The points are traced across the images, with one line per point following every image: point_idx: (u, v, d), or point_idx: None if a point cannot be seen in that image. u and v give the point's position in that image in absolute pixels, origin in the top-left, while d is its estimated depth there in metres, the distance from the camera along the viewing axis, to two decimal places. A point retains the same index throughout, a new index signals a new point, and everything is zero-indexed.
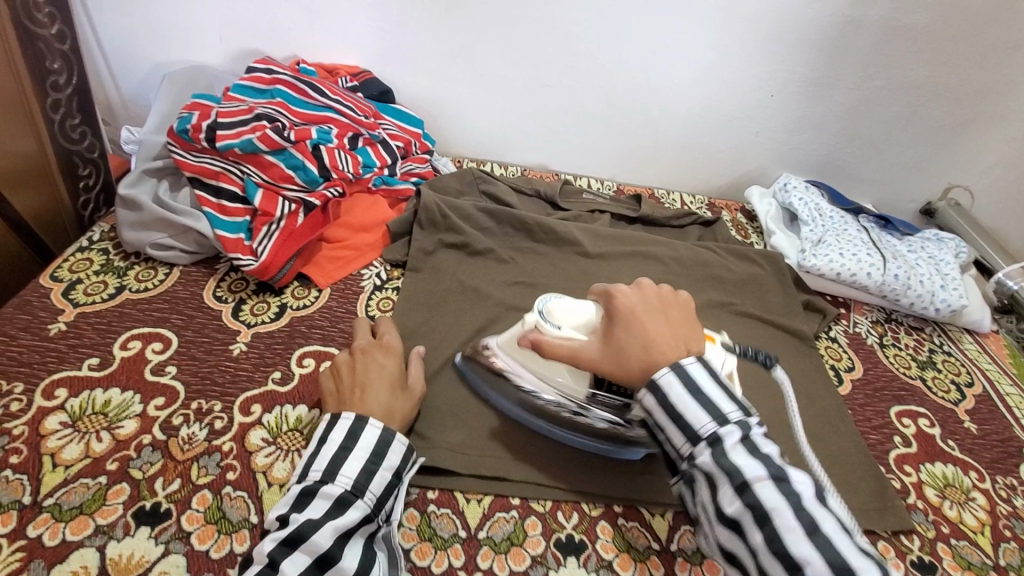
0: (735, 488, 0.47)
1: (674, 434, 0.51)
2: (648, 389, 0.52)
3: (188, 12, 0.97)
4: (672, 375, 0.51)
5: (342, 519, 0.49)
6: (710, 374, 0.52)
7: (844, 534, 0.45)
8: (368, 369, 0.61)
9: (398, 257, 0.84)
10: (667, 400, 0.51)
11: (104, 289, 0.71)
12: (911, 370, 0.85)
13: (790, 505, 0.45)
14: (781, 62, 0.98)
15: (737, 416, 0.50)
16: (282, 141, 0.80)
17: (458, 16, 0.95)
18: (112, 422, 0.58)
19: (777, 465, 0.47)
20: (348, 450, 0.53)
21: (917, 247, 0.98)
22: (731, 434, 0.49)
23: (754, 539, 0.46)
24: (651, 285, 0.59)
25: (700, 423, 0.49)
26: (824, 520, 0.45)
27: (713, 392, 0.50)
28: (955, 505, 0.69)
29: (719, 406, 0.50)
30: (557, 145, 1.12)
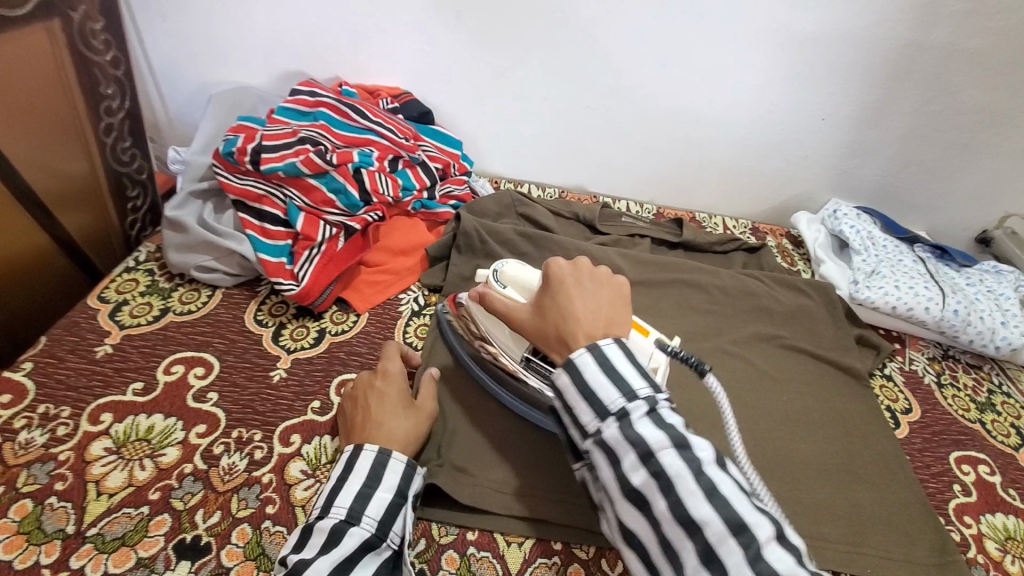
0: (639, 458, 0.43)
1: (582, 411, 0.47)
2: (563, 369, 0.48)
3: (236, 35, 0.99)
4: (588, 355, 0.48)
5: (338, 549, 0.48)
6: (625, 353, 0.48)
7: (744, 496, 0.42)
8: (373, 403, 0.59)
9: (435, 282, 0.84)
10: (579, 378, 0.47)
11: (149, 310, 0.72)
12: (970, 413, 0.80)
13: (690, 470, 0.42)
14: (832, 86, 0.95)
15: (645, 390, 0.46)
16: (324, 165, 0.80)
17: (500, 40, 0.95)
18: (155, 449, 0.58)
19: (679, 432, 0.44)
20: (343, 480, 0.52)
21: (977, 280, 0.92)
22: (638, 407, 0.45)
23: (658, 508, 0.43)
24: (588, 263, 0.56)
25: (609, 398, 0.46)
26: (723, 484, 0.42)
27: (623, 365, 0.47)
28: (1019, 561, 0.65)
29: (626, 378, 0.46)
30: (596, 167, 1.10)
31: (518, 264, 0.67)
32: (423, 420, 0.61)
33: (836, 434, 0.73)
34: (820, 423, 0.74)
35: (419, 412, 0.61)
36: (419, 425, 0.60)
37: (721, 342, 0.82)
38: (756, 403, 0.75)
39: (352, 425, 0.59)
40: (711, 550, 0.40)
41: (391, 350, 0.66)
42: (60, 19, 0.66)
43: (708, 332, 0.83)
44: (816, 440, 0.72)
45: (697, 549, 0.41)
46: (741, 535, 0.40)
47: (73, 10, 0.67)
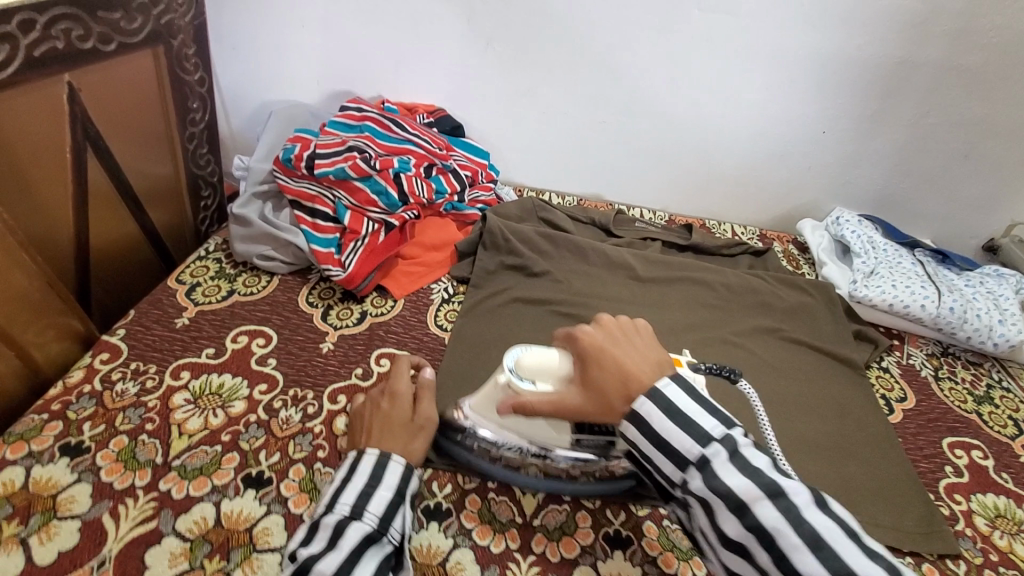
0: (732, 509, 0.46)
1: (664, 463, 0.51)
2: (630, 422, 0.52)
3: (294, 60, 1.13)
4: (649, 404, 0.51)
5: (342, 544, 0.49)
6: (687, 394, 0.52)
7: (847, 538, 0.44)
8: (375, 419, 0.62)
9: (463, 274, 0.93)
10: (650, 430, 0.51)
11: (218, 291, 0.84)
12: (967, 404, 0.84)
13: (787, 519, 0.44)
14: (832, 102, 1.03)
15: (717, 431, 0.49)
16: (369, 169, 0.91)
17: (526, 62, 1.06)
18: (225, 401, 0.68)
19: (768, 478, 0.46)
20: (348, 481, 0.54)
21: (976, 281, 0.97)
22: (718, 454, 0.48)
23: (763, 561, 0.45)
24: (611, 319, 0.59)
25: (686, 448, 0.49)
26: (824, 527, 0.44)
27: (692, 410, 0.50)
28: (1007, 535, 0.68)
29: (698, 424, 0.50)
30: (613, 178, 1.19)
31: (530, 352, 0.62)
32: (421, 441, 0.62)
33: (831, 415, 0.79)
34: (815, 405, 0.80)
35: (419, 431, 0.62)
36: (414, 444, 0.61)
37: (725, 332, 0.89)
38: (755, 387, 0.82)
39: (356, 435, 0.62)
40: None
41: (401, 367, 0.69)
42: (163, 46, 0.81)
43: (711, 324, 0.90)
44: (810, 420, 0.78)
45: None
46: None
47: (173, 39, 0.82)
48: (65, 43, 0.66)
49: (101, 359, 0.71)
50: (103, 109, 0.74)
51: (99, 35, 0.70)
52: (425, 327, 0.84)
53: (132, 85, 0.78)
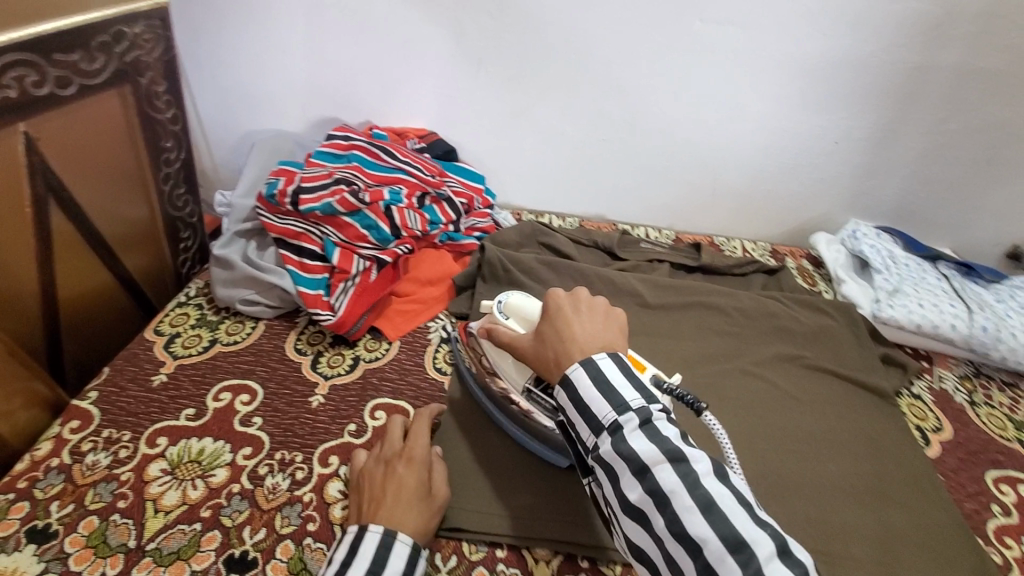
0: (635, 473, 0.44)
1: (580, 427, 0.48)
2: (560, 386, 0.50)
3: (277, 88, 1.08)
4: (581, 369, 0.49)
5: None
6: (618, 365, 0.49)
7: (742, 509, 0.41)
8: (387, 484, 0.57)
9: (462, 309, 0.88)
10: (574, 393, 0.48)
11: (199, 341, 0.78)
12: (1007, 432, 0.79)
13: (685, 485, 0.42)
14: (843, 111, 0.98)
15: (637, 401, 0.47)
16: (358, 203, 0.86)
17: (520, 82, 1.01)
18: (206, 470, 0.63)
19: (674, 445, 0.44)
20: (348, 564, 0.49)
21: (1007, 296, 0.92)
22: (630, 421, 0.46)
23: (657, 525, 0.42)
24: (587, 293, 0.58)
25: (602, 412, 0.47)
26: (721, 497, 0.42)
27: (617, 379, 0.48)
28: None
29: (618, 392, 0.47)
30: (615, 197, 1.14)
31: (523, 296, 0.69)
32: (432, 514, 0.57)
33: (862, 453, 0.73)
34: (844, 442, 0.74)
35: (432, 502, 0.58)
36: (425, 517, 0.57)
37: (742, 362, 0.83)
38: (780, 423, 0.75)
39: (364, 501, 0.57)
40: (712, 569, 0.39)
41: (420, 426, 0.65)
42: (130, 85, 0.76)
43: (727, 354, 0.84)
44: (841, 459, 0.72)
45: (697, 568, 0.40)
46: (740, 553, 0.39)
47: (141, 77, 0.77)
48: (19, 92, 0.61)
49: (70, 427, 0.66)
50: (65, 154, 0.69)
51: (57, 78, 0.65)
52: (422, 371, 0.78)
53: (97, 129, 0.73)
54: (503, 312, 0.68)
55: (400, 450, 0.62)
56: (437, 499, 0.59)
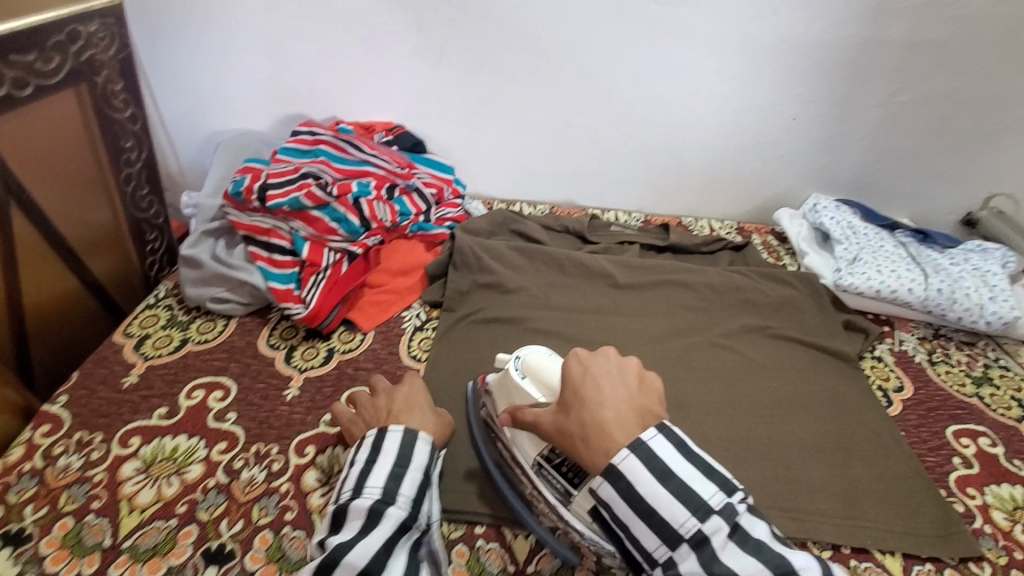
0: None
1: (647, 537, 0.47)
2: (606, 478, 0.48)
3: (240, 87, 1.07)
4: (632, 457, 0.47)
5: (379, 528, 0.50)
6: (679, 452, 0.48)
7: None
8: (395, 402, 0.65)
9: (435, 297, 0.88)
10: (633, 496, 0.47)
11: (170, 342, 0.78)
12: (966, 388, 0.81)
13: None
14: (799, 88, 1.01)
15: (716, 499, 0.46)
16: (325, 197, 0.86)
17: (483, 70, 1.02)
18: (180, 467, 0.63)
19: (772, 552, 0.44)
20: (374, 462, 0.56)
21: (961, 259, 0.95)
22: (718, 530, 0.45)
23: None
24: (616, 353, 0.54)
25: (679, 520, 0.46)
26: None
27: (684, 472, 0.47)
28: None
29: (692, 490, 0.46)
30: (585, 183, 1.15)
31: (543, 354, 0.61)
32: (439, 417, 0.66)
33: (827, 414, 0.75)
34: (810, 404, 0.76)
35: (437, 411, 0.66)
36: (434, 420, 0.65)
37: (711, 335, 0.85)
38: (748, 391, 0.78)
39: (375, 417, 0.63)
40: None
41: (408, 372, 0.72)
42: (86, 84, 0.75)
43: (697, 328, 0.87)
44: (807, 422, 0.74)
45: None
46: None
47: (97, 76, 0.76)
48: None
49: (42, 432, 0.66)
50: (21, 157, 0.68)
51: (14, 79, 0.64)
52: (397, 360, 0.78)
53: (54, 131, 0.72)
54: (520, 372, 0.60)
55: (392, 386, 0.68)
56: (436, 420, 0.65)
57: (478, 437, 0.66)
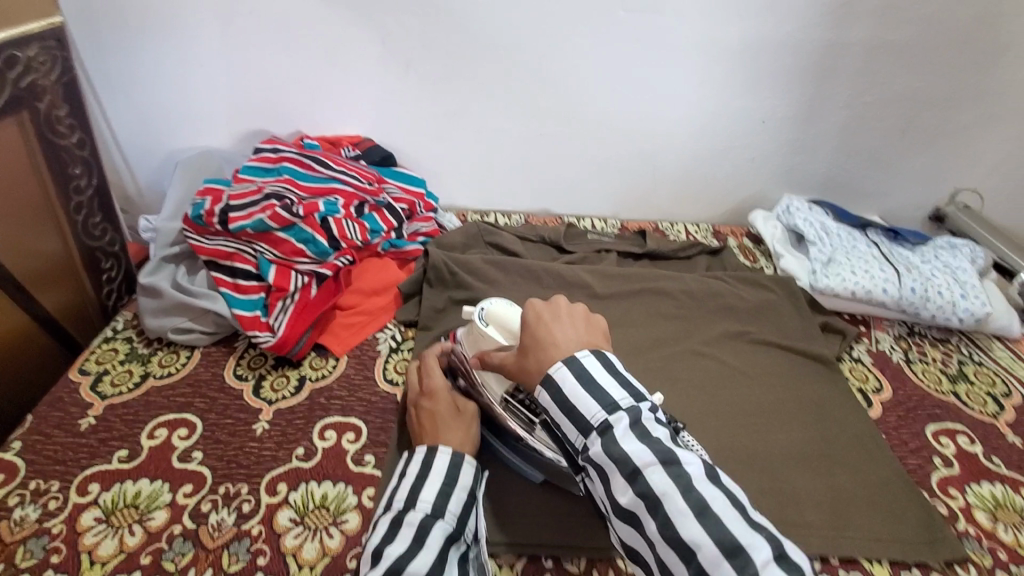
0: (627, 476, 0.45)
1: (568, 429, 0.49)
2: (543, 386, 0.51)
3: (199, 103, 1.03)
4: (566, 370, 0.50)
5: (430, 542, 0.51)
6: (604, 366, 0.51)
7: (734, 511, 0.43)
8: (425, 421, 0.64)
9: (410, 317, 0.86)
10: (560, 397, 0.50)
11: (129, 377, 0.74)
12: (942, 385, 0.82)
13: (678, 487, 0.44)
14: (770, 90, 1.01)
15: (626, 401, 0.49)
16: (291, 217, 0.83)
17: (451, 81, 0.99)
18: (144, 513, 0.59)
19: (664, 447, 0.46)
20: (424, 478, 0.56)
21: (931, 256, 0.96)
22: (622, 421, 0.47)
23: (649, 529, 0.44)
24: (566, 301, 0.57)
25: (591, 413, 0.48)
26: (713, 500, 0.44)
27: (604, 379, 0.50)
28: (1011, 528, 0.65)
29: (607, 392, 0.49)
30: (560, 191, 1.14)
31: (506, 303, 0.65)
32: (471, 423, 0.63)
33: (810, 420, 0.75)
34: (792, 411, 0.76)
35: (468, 415, 0.64)
36: (467, 430, 0.63)
37: (691, 343, 0.84)
38: (731, 399, 0.77)
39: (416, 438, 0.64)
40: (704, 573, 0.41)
41: (432, 362, 0.69)
42: (28, 112, 0.70)
43: (677, 336, 0.86)
44: (791, 429, 0.74)
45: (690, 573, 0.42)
46: (734, 558, 0.41)
47: (39, 102, 0.72)
48: None
49: None
50: None
51: None
52: (372, 384, 0.75)
53: None
54: (484, 320, 0.65)
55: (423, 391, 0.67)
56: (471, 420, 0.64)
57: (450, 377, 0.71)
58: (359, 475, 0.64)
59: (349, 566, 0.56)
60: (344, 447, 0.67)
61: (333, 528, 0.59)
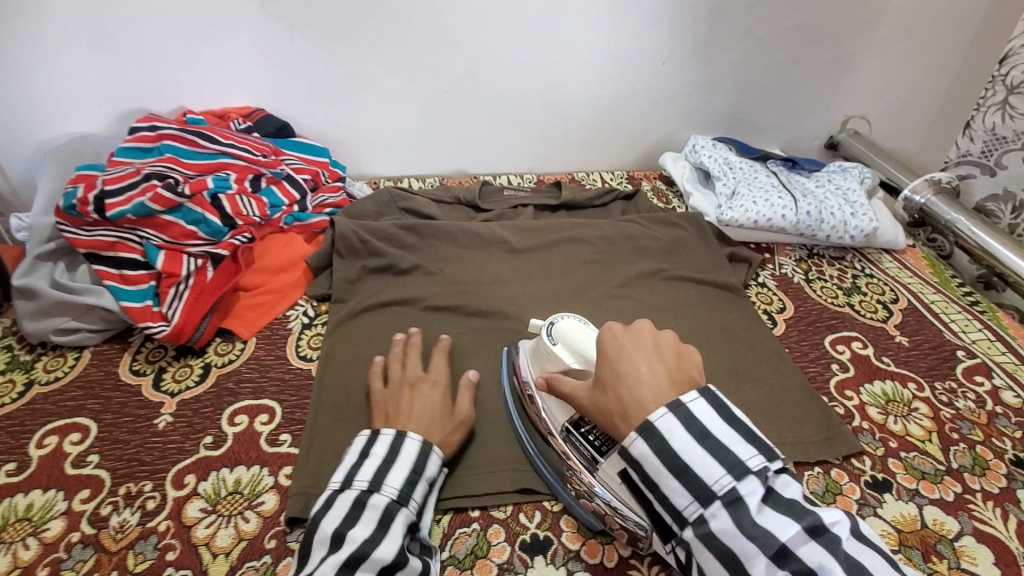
0: (770, 553, 0.40)
1: (679, 496, 0.44)
2: (641, 436, 0.45)
3: (61, 86, 0.92)
4: (672, 416, 0.45)
5: (394, 529, 0.49)
6: (717, 415, 0.46)
7: (894, 570, 0.40)
8: (412, 401, 0.62)
9: (322, 290, 0.82)
10: (670, 457, 0.44)
11: (11, 388, 0.68)
12: (838, 299, 0.88)
13: (836, 557, 0.40)
14: (667, 30, 1.01)
15: (754, 461, 0.43)
16: (176, 198, 0.77)
17: (341, 40, 0.94)
18: (38, 525, 0.55)
19: (805, 513, 0.42)
20: (392, 461, 0.54)
21: (825, 181, 1.02)
22: (752, 490, 0.42)
23: None
24: (650, 329, 0.52)
25: (713, 478, 0.43)
26: (874, 565, 0.40)
27: (723, 435, 0.44)
28: (899, 419, 0.70)
29: (730, 451, 0.44)
30: (473, 150, 1.11)
31: (578, 322, 0.61)
32: (458, 423, 0.62)
33: (722, 344, 0.78)
34: (705, 338, 0.79)
35: (459, 415, 0.63)
36: (450, 427, 0.61)
37: (609, 286, 0.86)
38: None
39: (390, 416, 0.60)
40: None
41: (440, 357, 0.70)
42: None
43: (596, 281, 0.87)
44: (704, 354, 0.77)
45: None
46: None
47: None
48: None
49: None
50: None
51: None
52: (285, 363, 0.72)
53: None
54: (553, 338, 0.60)
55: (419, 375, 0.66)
56: (459, 419, 0.62)
57: (511, 401, 0.66)
58: (275, 455, 0.61)
59: (268, 546, 0.54)
60: (257, 429, 0.64)
61: (249, 512, 0.56)
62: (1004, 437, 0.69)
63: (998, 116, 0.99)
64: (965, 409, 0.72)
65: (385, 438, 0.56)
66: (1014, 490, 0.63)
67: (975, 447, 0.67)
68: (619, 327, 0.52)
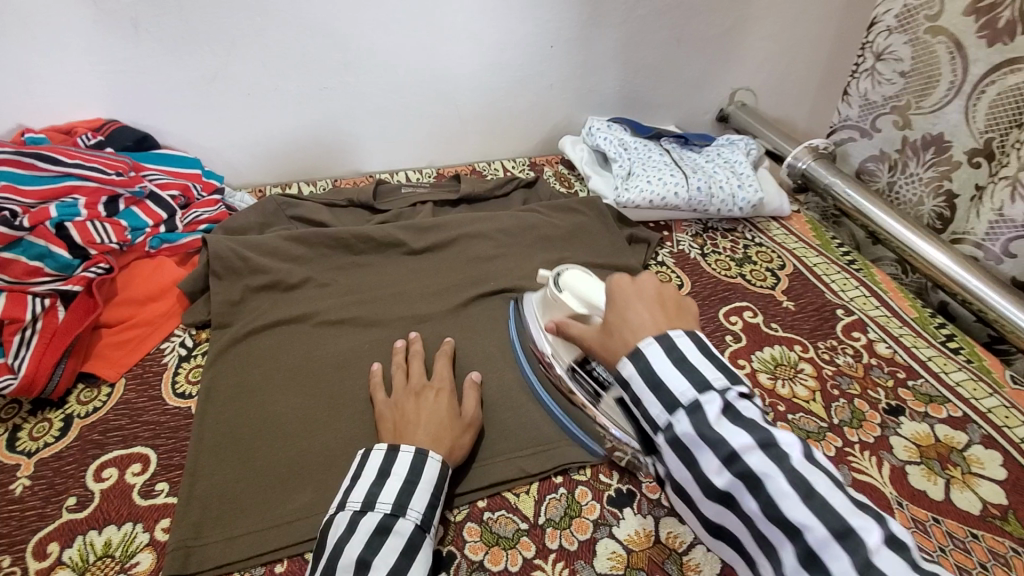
0: (721, 458, 0.45)
1: (652, 405, 0.50)
2: (630, 359, 0.52)
3: None
4: (656, 345, 0.52)
5: (419, 557, 0.50)
6: (697, 348, 0.52)
7: (839, 491, 0.43)
8: (420, 411, 0.60)
9: (200, 317, 0.75)
10: (649, 369, 0.51)
11: None
12: (731, 271, 0.91)
13: (779, 468, 0.44)
14: (549, 13, 1.00)
15: (719, 382, 0.49)
16: (14, 232, 0.69)
17: (196, 40, 0.85)
18: None
19: (764, 431, 0.46)
20: (415, 484, 0.53)
21: (714, 155, 1.05)
22: (713, 402, 0.48)
23: (749, 507, 0.44)
24: (654, 280, 0.59)
25: (681, 390, 0.49)
26: (818, 481, 0.43)
27: (697, 360, 0.50)
28: (786, 382, 0.74)
29: (700, 373, 0.50)
30: (365, 147, 1.06)
31: (584, 275, 0.67)
32: (467, 430, 0.61)
33: None
34: None
35: (467, 421, 0.61)
36: (460, 434, 0.60)
37: (512, 278, 0.84)
38: None
39: (400, 427, 0.59)
40: (814, 553, 0.41)
41: (444, 364, 0.67)
42: None
43: (497, 275, 0.85)
44: None
45: (795, 548, 0.42)
46: (847, 539, 0.40)
47: None
48: None
49: None
50: None
51: None
52: (160, 403, 0.66)
53: None
54: (559, 286, 0.68)
55: (425, 384, 0.64)
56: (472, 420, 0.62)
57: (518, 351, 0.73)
58: (152, 507, 0.56)
59: None
60: (129, 481, 0.58)
61: None
62: (879, 388, 0.74)
63: (868, 82, 1.05)
64: (845, 364, 0.77)
65: (407, 455, 0.54)
66: (888, 438, 0.68)
67: (853, 400, 0.72)
68: (628, 279, 0.60)
